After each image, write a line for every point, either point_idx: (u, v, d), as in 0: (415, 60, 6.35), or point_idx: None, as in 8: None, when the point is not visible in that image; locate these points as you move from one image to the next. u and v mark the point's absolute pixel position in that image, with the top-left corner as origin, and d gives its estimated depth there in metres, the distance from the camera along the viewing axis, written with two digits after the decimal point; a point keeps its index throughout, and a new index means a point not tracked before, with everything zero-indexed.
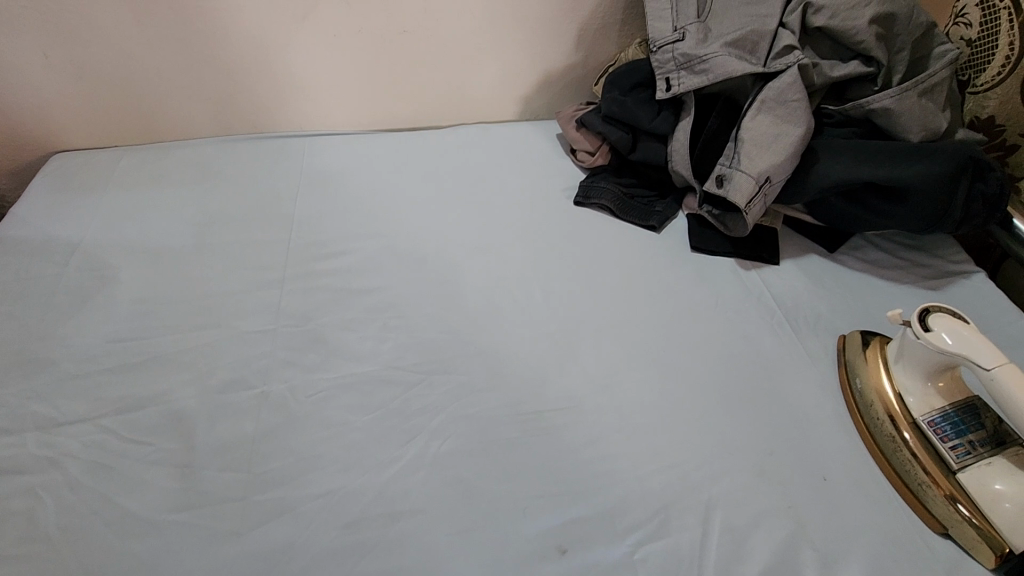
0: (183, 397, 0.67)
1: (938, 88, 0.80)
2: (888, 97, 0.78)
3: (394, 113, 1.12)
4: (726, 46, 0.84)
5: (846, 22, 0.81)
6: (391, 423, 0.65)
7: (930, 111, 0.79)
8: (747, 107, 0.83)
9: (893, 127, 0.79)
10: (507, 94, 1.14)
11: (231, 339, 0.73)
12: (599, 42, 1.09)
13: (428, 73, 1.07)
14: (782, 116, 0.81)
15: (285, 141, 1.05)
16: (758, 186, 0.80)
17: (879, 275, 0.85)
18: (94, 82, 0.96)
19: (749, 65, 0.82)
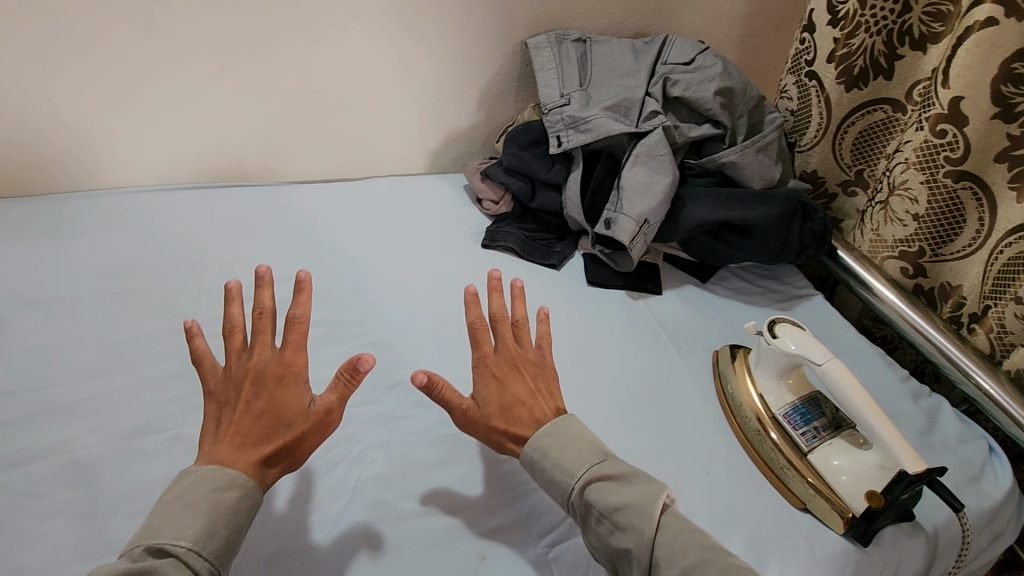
0: (82, 446, 0.64)
1: (770, 146, 0.98)
2: (733, 152, 0.95)
3: (306, 163, 1.15)
4: (604, 110, 0.99)
5: (696, 93, 0.99)
6: (296, 491, 0.64)
7: (766, 165, 0.96)
8: (626, 161, 0.97)
9: (740, 177, 0.96)
10: (416, 149, 1.21)
11: (137, 386, 0.71)
12: (498, 104, 1.20)
13: (336, 128, 1.13)
14: (653, 168, 0.95)
15: (189, 193, 1.05)
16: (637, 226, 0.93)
17: (741, 300, 1.00)
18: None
19: (625, 126, 0.97)
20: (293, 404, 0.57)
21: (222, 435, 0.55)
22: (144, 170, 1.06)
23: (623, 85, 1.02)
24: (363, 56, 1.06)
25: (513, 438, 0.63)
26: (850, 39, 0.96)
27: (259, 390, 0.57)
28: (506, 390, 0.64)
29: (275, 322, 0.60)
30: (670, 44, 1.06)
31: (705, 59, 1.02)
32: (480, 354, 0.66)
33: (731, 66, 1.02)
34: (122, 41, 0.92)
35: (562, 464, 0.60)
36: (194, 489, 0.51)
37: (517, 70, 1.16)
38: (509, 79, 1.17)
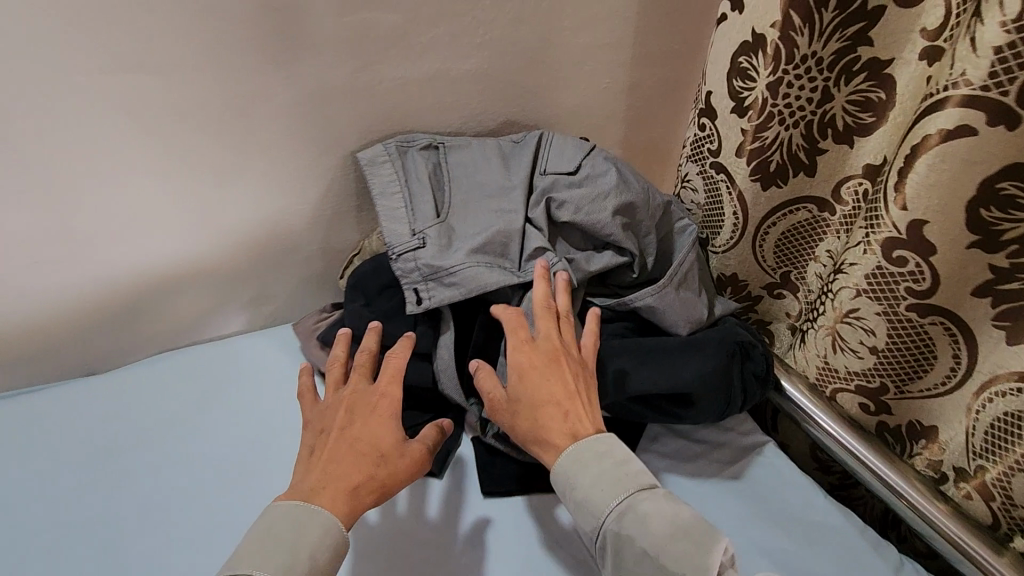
0: None
1: (691, 273, 0.78)
2: (648, 294, 0.73)
3: (91, 359, 0.90)
4: (475, 254, 0.73)
5: (591, 216, 0.75)
6: (451, 480, 0.77)
7: (690, 301, 0.75)
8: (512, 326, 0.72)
9: (661, 322, 0.75)
10: (238, 304, 0.94)
11: None
12: (336, 230, 0.92)
13: (108, 300, 0.85)
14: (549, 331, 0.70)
15: None
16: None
17: (684, 472, 0.78)
18: None
19: (505, 276, 0.72)
20: (388, 441, 0.64)
21: (326, 468, 0.62)
22: None
23: (495, 210, 0.77)
24: (113, 205, 0.77)
25: (549, 447, 0.63)
26: (761, 132, 0.77)
27: (355, 417, 0.66)
28: (537, 388, 0.64)
29: (373, 362, 0.71)
30: (547, 145, 0.82)
31: (593, 165, 0.80)
32: (520, 342, 0.67)
33: (626, 170, 0.81)
34: None
35: (590, 493, 0.59)
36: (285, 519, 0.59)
37: (353, 186, 0.88)
38: (344, 196, 0.88)
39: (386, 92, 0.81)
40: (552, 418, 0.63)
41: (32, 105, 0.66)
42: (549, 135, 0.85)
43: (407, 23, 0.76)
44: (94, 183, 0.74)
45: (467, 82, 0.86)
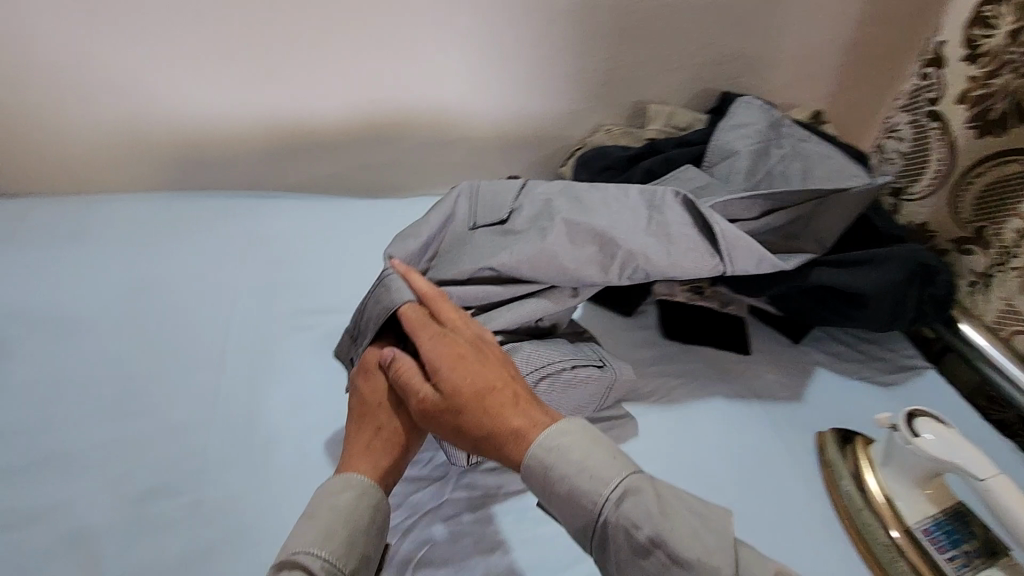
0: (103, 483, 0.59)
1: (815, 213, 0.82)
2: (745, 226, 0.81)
3: (354, 181, 1.08)
4: (484, 268, 0.71)
5: (555, 260, 0.71)
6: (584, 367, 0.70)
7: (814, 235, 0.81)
8: None
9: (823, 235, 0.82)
10: (473, 169, 1.11)
11: (154, 409, 0.66)
12: (568, 121, 1.08)
13: (385, 134, 1.03)
14: None
15: (227, 200, 0.95)
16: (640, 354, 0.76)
17: (843, 369, 0.86)
18: (32, 136, 0.91)
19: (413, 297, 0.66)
20: (394, 433, 0.60)
21: (351, 447, 0.59)
22: (184, 173, 1.00)
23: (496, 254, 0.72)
24: (420, 68, 0.97)
25: (510, 436, 0.53)
26: (990, 79, 0.85)
27: (370, 414, 0.61)
28: (472, 376, 0.56)
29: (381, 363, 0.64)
30: (479, 194, 0.79)
31: (530, 202, 0.77)
32: (432, 334, 0.61)
33: (587, 195, 0.77)
34: (161, 24, 0.85)
35: (589, 468, 0.50)
36: (341, 508, 0.54)
37: (591, 89, 1.04)
38: (582, 98, 1.05)
39: (642, 11, 0.97)
40: (487, 401, 0.55)
41: None
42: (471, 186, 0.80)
43: None
44: (416, 42, 0.94)
45: (705, 15, 1.00)
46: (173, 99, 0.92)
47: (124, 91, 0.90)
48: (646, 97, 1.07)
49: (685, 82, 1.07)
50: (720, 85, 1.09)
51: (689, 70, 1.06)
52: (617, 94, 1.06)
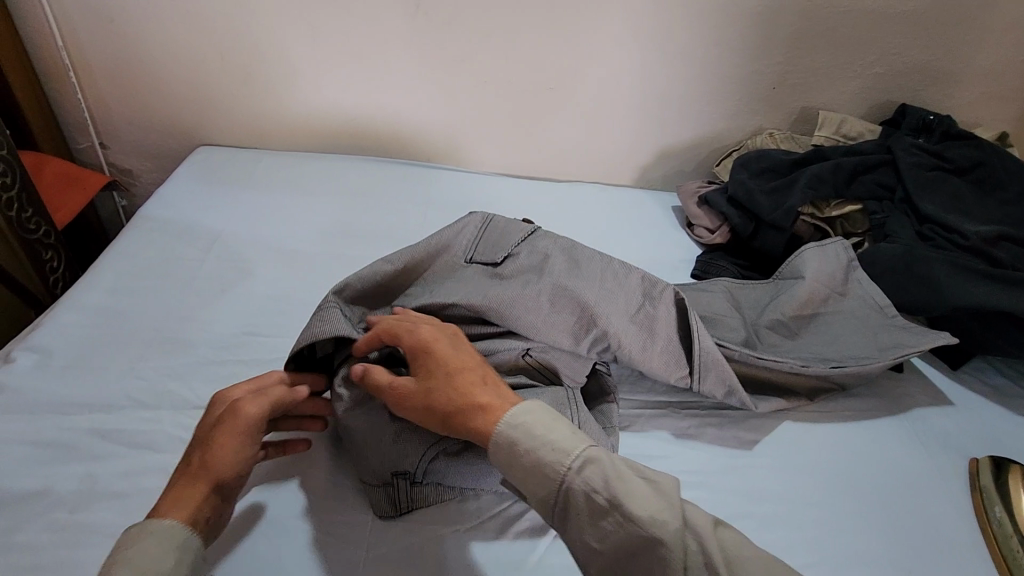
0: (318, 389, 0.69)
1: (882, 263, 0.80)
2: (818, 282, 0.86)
3: (515, 163, 1.15)
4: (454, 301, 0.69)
5: (525, 315, 0.69)
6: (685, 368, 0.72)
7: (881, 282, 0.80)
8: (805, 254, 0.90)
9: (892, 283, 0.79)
10: (628, 162, 1.15)
11: None
12: (731, 122, 1.09)
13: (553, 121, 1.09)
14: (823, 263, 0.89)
15: (412, 169, 1.09)
16: (799, 356, 0.80)
17: (1006, 401, 0.82)
18: (257, 95, 1.05)
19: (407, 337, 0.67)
20: (220, 463, 0.53)
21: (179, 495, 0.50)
22: (369, 140, 1.11)
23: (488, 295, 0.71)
24: (599, 61, 1.02)
25: (475, 410, 0.53)
26: None
27: (217, 450, 0.53)
28: (437, 360, 0.57)
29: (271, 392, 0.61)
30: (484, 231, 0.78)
31: (530, 251, 0.76)
32: (409, 326, 0.61)
33: (588, 260, 0.76)
34: (379, 16, 0.97)
35: (547, 441, 0.49)
36: (148, 556, 0.45)
37: (759, 93, 1.06)
38: (748, 100, 1.07)
39: (827, 17, 0.97)
40: (472, 381, 0.55)
41: None
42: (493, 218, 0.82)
43: None
44: (601, 36, 0.99)
45: (894, 24, 0.98)
46: (374, 76, 1.03)
47: (337, 69, 1.02)
48: (813, 103, 1.07)
49: (860, 90, 1.05)
50: (898, 96, 1.05)
51: (866, 79, 1.04)
52: (785, 99, 1.06)
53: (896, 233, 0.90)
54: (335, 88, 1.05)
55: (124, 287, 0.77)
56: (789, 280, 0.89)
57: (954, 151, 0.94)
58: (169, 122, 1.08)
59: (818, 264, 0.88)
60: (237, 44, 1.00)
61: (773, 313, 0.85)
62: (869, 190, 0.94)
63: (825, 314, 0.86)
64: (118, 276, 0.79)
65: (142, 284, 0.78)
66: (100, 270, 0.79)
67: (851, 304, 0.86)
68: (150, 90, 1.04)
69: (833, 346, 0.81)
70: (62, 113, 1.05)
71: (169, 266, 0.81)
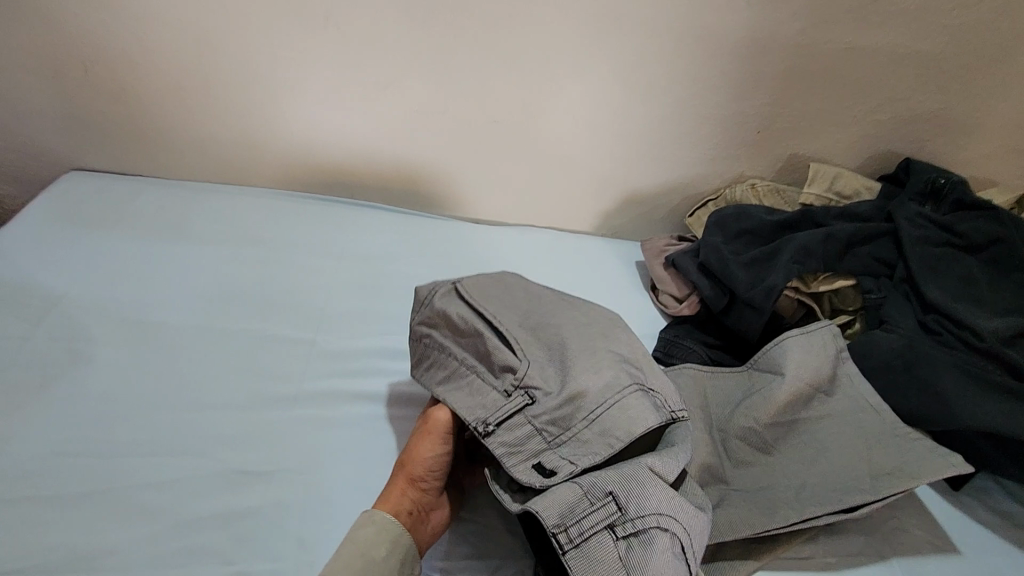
0: (139, 538, 0.52)
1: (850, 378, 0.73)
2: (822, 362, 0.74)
3: (459, 203, 0.98)
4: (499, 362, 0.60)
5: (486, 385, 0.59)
6: None
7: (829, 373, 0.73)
8: (783, 339, 0.75)
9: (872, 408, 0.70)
10: (588, 206, 0.99)
11: (212, 444, 0.59)
12: (708, 168, 0.93)
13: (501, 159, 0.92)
14: (799, 353, 0.73)
15: (329, 208, 0.91)
16: (772, 484, 0.65)
17: (1016, 536, 0.68)
18: (138, 113, 0.86)
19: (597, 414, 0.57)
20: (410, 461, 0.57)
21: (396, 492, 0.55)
22: (280, 171, 0.93)
23: (466, 389, 0.59)
24: (557, 90, 0.84)
25: None
26: None
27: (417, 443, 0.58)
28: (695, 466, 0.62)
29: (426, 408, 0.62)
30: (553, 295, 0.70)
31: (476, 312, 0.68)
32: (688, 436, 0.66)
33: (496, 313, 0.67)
34: (283, 29, 0.78)
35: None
36: None
37: (743, 137, 0.90)
38: (729, 144, 0.91)
39: (825, 54, 0.81)
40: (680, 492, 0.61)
41: None
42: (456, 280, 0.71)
43: None
44: (556, 65, 0.82)
45: (902, 67, 0.82)
46: (279, 98, 0.85)
47: (232, 88, 0.84)
48: (805, 151, 0.91)
49: (859, 140, 0.89)
50: (902, 147, 0.90)
51: (867, 127, 0.88)
52: (772, 145, 0.91)
53: (895, 322, 0.75)
54: (232, 110, 0.86)
55: None
56: (766, 374, 0.73)
57: (964, 224, 0.79)
58: (34, 143, 0.89)
59: (801, 357, 0.73)
60: (106, 53, 0.81)
61: (743, 419, 0.69)
62: (865, 265, 0.79)
63: (807, 421, 0.70)
64: None
65: None
66: None
67: (838, 407, 0.71)
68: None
69: (815, 467, 0.66)
70: None
71: None
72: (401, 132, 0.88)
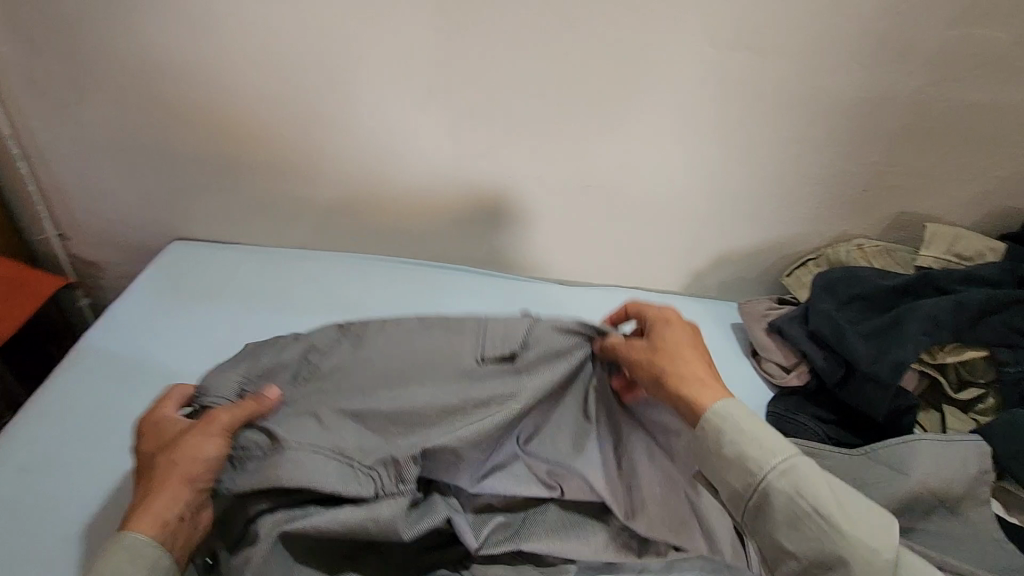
0: None
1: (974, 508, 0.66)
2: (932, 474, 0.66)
3: (546, 265, 0.96)
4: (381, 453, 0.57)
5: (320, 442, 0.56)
6: None
7: (953, 498, 0.66)
8: (900, 443, 0.70)
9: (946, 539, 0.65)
10: (678, 267, 0.96)
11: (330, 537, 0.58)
12: (808, 227, 0.89)
13: (591, 221, 0.91)
14: (919, 464, 0.67)
15: (418, 272, 0.92)
16: None
17: None
18: (241, 185, 0.89)
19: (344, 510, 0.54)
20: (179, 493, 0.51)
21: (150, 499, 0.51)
22: (370, 235, 0.94)
23: (225, 389, 0.60)
24: (652, 154, 0.83)
25: (687, 410, 0.58)
26: None
27: (167, 459, 0.52)
28: (667, 343, 0.63)
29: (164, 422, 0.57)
30: (524, 332, 0.64)
31: (498, 334, 0.64)
32: (667, 327, 0.65)
33: (497, 332, 0.64)
34: (386, 101, 0.80)
35: (745, 451, 0.54)
36: None
37: (848, 195, 0.86)
38: (832, 202, 0.87)
39: (942, 111, 0.77)
40: (690, 376, 0.60)
41: (659, 45, 0.73)
42: (520, 327, 0.65)
43: (1006, 48, 0.72)
44: (653, 126, 0.80)
45: None
46: (374, 167, 0.86)
47: (332, 158, 0.86)
48: (915, 208, 0.86)
49: (978, 197, 0.84)
50: None
51: (985, 183, 0.83)
52: (879, 202, 0.86)
53: None
54: (329, 178, 0.88)
55: (47, 466, 0.63)
56: (882, 469, 0.69)
57: None
58: (141, 213, 0.93)
59: (925, 464, 0.67)
60: (217, 129, 0.84)
61: None
62: (1000, 335, 0.73)
63: (925, 532, 0.66)
64: (46, 445, 0.64)
65: (73, 460, 0.63)
66: (15, 440, 0.64)
67: (958, 528, 0.65)
68: (112, 179, 0.89)
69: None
70: (19, 203, 0.91)
71: (110, 432, 0.66)
72: (492, 197, 0.88)
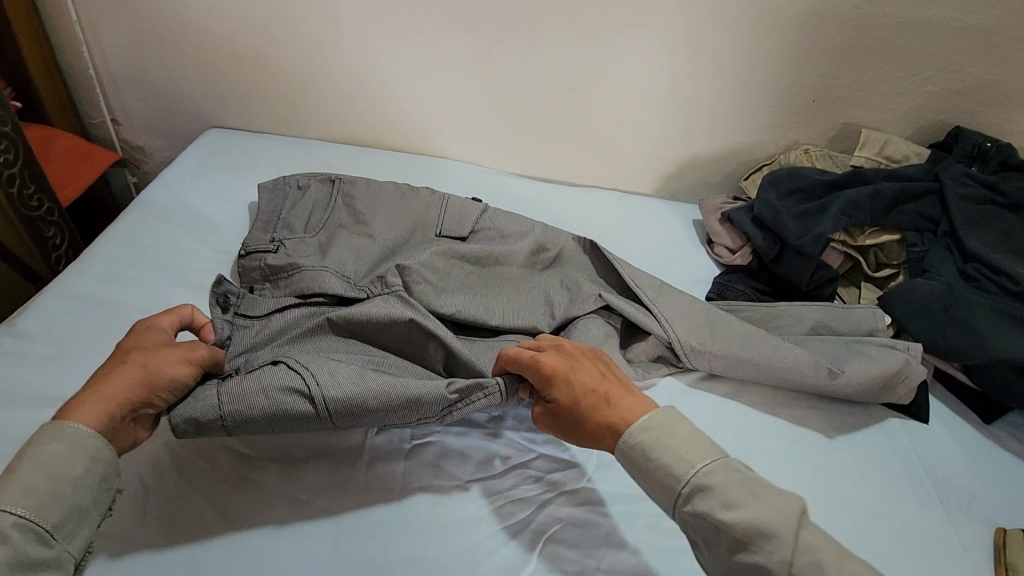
0: None
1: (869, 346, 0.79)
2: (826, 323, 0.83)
3: (536, 165, 1.10)
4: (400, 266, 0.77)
5: (340, 257, 0.78)
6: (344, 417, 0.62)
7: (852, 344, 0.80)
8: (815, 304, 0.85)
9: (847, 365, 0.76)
10: (651, 170, 1.09)
11: None
12: (764, 135, 1.02)
13: (575, 124, 1.03)
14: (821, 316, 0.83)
15: (423, 163, 1.05)
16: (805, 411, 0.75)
17: None
18: (268, 78, 1.02)
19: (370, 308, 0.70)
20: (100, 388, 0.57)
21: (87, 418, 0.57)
22: (381, 131, 1.07)
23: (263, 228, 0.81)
24: (628, 62, 0.95)
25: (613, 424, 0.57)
26: None
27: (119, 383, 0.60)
28: (572, 370, 0.61)
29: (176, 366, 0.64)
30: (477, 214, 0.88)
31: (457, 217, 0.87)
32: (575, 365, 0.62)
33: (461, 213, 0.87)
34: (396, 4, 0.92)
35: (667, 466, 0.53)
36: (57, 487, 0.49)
37: (799, 105, 0.98)
38: (785, 112, 0.99)
39: (880, 27, 0.89)
40: (604, 378, 0.61)
41: None
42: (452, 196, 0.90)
43: None
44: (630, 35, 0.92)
45: (953, 41, 0.89)
46: (385, 68, 0.99)
47: (348, 57, 0.98)
48: (858, 119, 0.98)
49: (912, 109, 0.96)
50: (953, 117, 0.96)
51: (918, 97, 0.95)
52: (826, 113, 0.98)
53: (936, 270, 0.83)
54: (347, 75, 1.00)
55: (115, 275, 0.76)
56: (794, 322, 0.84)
57: (1009, 184, 0.86)
58: (181, 102, 1.06)
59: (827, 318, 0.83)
60: (248, 26, 0.96)
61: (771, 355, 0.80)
62: (910, 220, 0.87)
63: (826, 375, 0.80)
64: (110, 261, 0.77)
65: (134, 272, 0.77)
66: (88, 256, 0.78)
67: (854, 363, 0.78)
68: (156, 70, 1.02)
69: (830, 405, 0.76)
70: (76, 88, 1.04)
71: (163, 256, 0.80)
72: (489, 98, 1.01)
